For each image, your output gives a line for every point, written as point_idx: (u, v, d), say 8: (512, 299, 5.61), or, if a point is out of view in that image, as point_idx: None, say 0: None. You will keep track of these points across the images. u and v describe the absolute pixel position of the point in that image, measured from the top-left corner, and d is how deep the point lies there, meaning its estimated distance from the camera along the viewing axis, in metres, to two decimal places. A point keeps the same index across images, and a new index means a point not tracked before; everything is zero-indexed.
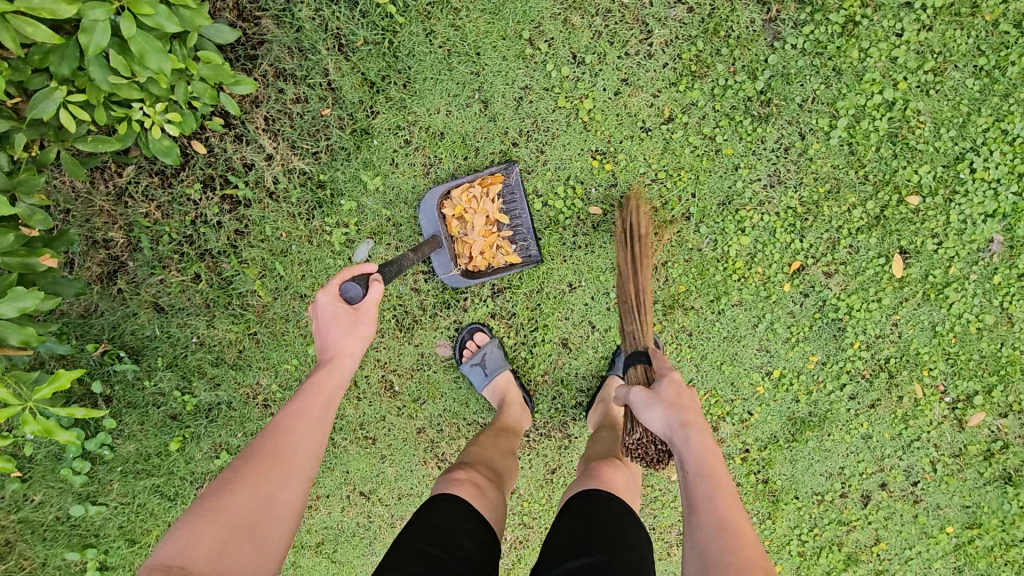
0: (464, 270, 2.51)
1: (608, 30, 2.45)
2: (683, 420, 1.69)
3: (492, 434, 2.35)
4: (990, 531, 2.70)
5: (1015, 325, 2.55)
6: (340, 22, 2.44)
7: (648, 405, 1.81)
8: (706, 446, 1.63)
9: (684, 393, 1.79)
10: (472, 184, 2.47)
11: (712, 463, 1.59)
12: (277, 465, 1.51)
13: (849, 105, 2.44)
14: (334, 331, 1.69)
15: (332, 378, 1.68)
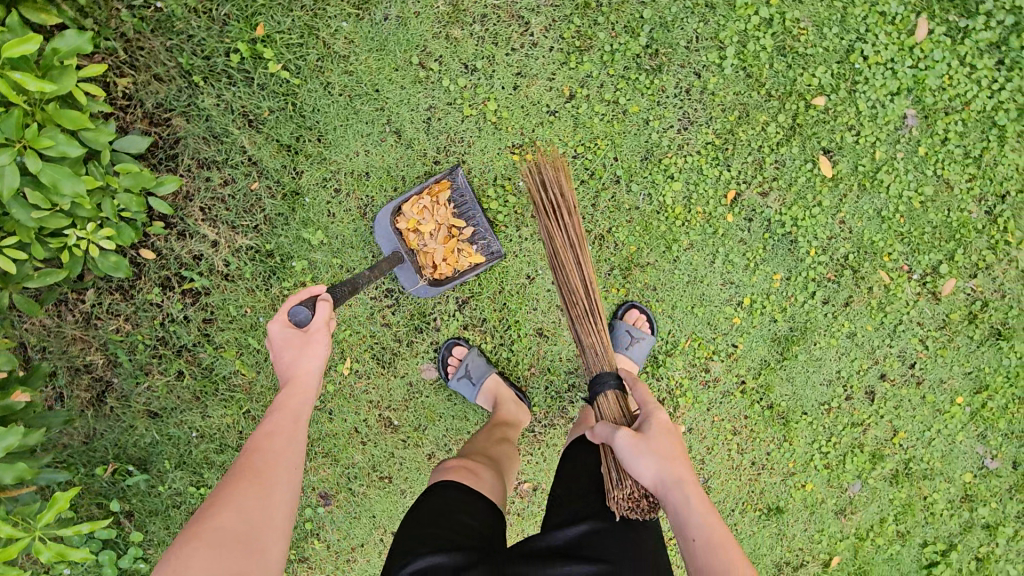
0: (431, 279, 2.53)
1: (489, 33, 2.55)
2: (679, 480, 1.66)
3: (485, 430, 2.49)
4: (998, 389, 2.74)
5: (953, 188, 2.63)
6: (243, 99, 2.54)
7: (637, 458, 1.71)
8: (707, 510, 1.63)
9: (676, 446, 1.73)
10: (420, 195, 2.50)
11: (716, 529, 1.59)
12: (260, 481, 1.52)
13: (731, 34, 2.53)
14: (289, 353, 1.74)
15: (297, 396, 1.71)
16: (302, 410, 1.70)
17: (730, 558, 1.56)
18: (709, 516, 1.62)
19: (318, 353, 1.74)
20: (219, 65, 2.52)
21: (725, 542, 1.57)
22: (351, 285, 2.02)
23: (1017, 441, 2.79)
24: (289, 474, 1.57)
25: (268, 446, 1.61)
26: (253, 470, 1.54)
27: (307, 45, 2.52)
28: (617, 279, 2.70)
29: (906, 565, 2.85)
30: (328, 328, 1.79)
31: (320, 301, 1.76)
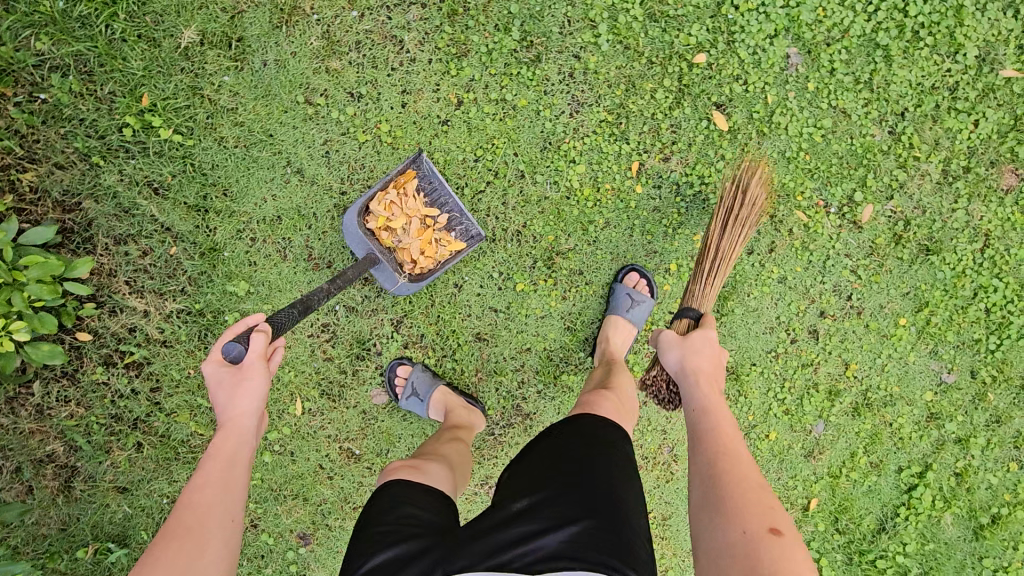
0: (411, 275, 2.52)
1: (367, 58, 2.59)
2: (697, 366, 2.05)
3: (438, 434, 2.46)
4: (938, 304, 2.75)
5: (852, 116, 2.64)
6: (143, 170, 2.58)
7: (668, 347, 2.17)
8: (711, 390, 1.98)
9: (705, 349, 2.11)
10: (386, 189, 2.44)
11: (714, 409, 1.91)
12: (191, 534, 1.56)
13: (600, 11, 2.56)
14: (224, 395, 1.82)
15: (232, 438, 1.79)
16: (238, 455, 1.77)
17: (723, 425, 1.85)
18: (713, 398, 1.95)
19: (253, 392, 1.81)
20: (113, 141, 2.56)
21: (721, 413, 1.89)
22: (301, 305, 2.05)
23: (970, 350, 2.79)
24: (221, 523, 1.62)
25: (201, 495, 1.65)
26: (186, 525, 1.58)
27: (194, 105, 2.56)
28: (543, 270, 2.73)
29: (886, 493, 2.86)
30: (263, 364, 1.84)
31: (251, 332, 1.80)
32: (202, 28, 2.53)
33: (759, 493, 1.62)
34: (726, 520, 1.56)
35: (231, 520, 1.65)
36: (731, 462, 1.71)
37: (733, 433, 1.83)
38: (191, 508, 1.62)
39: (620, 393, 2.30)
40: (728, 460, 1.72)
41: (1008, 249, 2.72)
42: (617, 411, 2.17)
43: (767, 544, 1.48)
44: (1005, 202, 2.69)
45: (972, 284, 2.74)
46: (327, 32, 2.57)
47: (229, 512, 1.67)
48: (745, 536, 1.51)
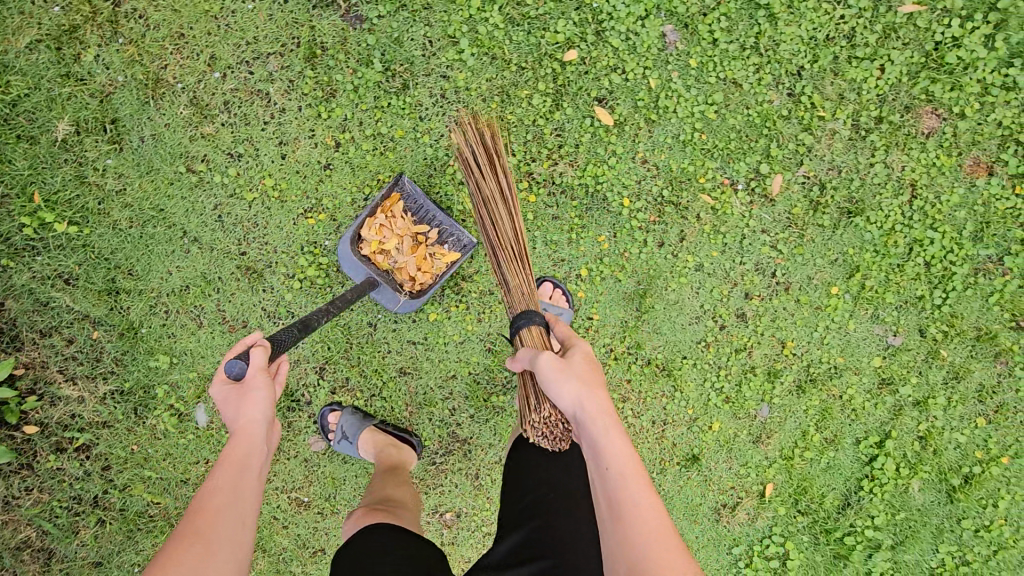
0: (412, 292, 2.45)
1: (239, 116, 2.58)
2: (599, 409, 1.64)
3: (380, 476, 2.43)
4: (870, 266, 2.58)
5: (743, 85, 2.50)
6: (50, 264, 2.64)
7: (558, 381, 1.70)
8: (623, 442, 1.60)
9: (596, 375, 1.72)
10: (374, 214, 2.42)
11: (628, 469, 1.55)
12: (201, 539, 1.42)
13: (459, 26, 2.49)
14: (230, 407, 1.66)
15: (244, 445, 1.62)
16: (250, 462, 1.61)
17: (642, 496, 1.51)
18: (623, 449, 1.58)
19: (259, 402, 1.66)
20: (17, 242, 2.62)
21: (637, 478, 1.53)
22: (301, 322, 1.90)
23: (914, 308, 2.62)
24: (233, 532, 1.47)
25: (210, 505, 1.49)
26: (196, 532, 1.43)
27: (84, 195, 2.61)
28: (453, 298, 2.70)
29: (847, 467, 2.71)
30: (266, 376, 1.69)
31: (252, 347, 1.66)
32: (75, 117, 2.56)
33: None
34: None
35: (245, 525, 1.52)
36: (654, 547, 1.44)
37: (648, 497, 1.52)
38: (201, 517, 1.46)
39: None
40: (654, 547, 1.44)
41: (939, 197, 2.54)
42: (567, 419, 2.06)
43: None
44: (927, 147, 2.51)
45: (905, 240, 2.56)
46: (194, 98, 2.57)
47: (243, 519, 1.52)
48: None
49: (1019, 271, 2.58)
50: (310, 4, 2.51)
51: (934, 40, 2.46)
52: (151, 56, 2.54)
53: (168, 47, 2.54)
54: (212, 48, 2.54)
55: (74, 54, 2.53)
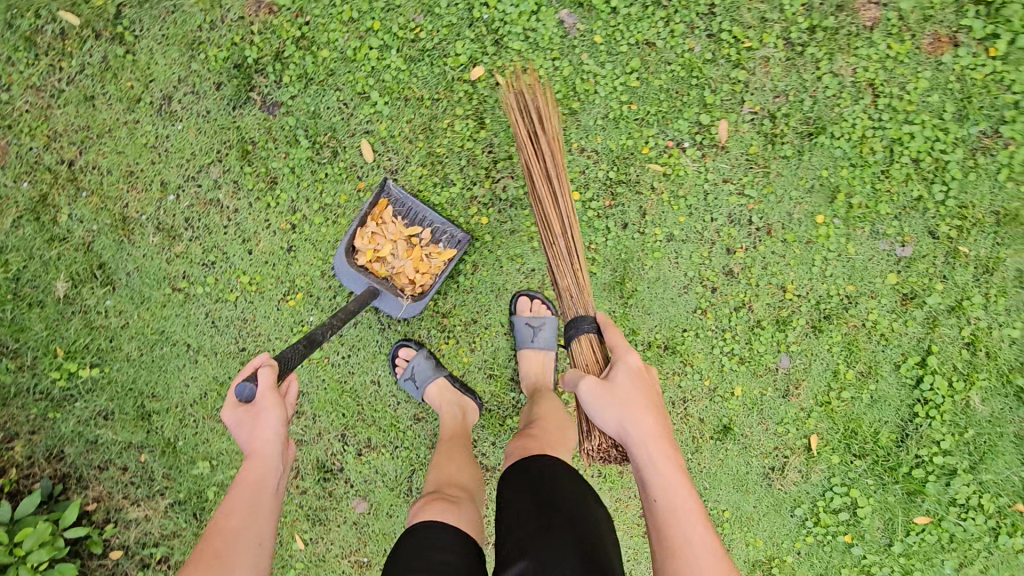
0: (415, 295, 2.47)
1: (201, 227, 2.74)
2: (644, 430, 1.61)
3: (447, 448, 2.29)
4: (851, 182, 2.39)
5: (657, 43, 2.40)
6: (89, 405, 2.90)
7: (601, 407, 1.70)
8: (671, 465, 1.57)
9: (643, 396, 1.67)
10: (364, 223, 2.43)
11: (675, 493, 1.52)
12: (220, 551, 1.56)
13: (366, 81, 2.54)
14: (245, 428, 1.78)
15: (259, 465, 1.74)
16: (266, 482, 1.72)
17: (694, 527, 1.47)
18: (672, 478, 1.54)
19: (273, 420, 1.75)
20: (57, 394, 2.88)
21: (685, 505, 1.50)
22: (306, 338, 1.92)
23: (917, 211, 2.39)
24: (249, 544, 1.61)
25: (228, 520, 1.63)
26: (215, 552, 1.56)
27: (97, 338, 2.85)
28: (440, 335, 2.71)
29: (895, 396, 2.48)
30: (276, 395, 1.77)
31: (258, 368, 1.72)
32: (69, 272, 2.80)
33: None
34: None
35: (261, 538, 1.64)
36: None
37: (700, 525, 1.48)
38: (221, 531, 1.60)
39: (542, 423, 2.07)
40: (705, 574, 1.40)
41: (905, 87, 2.33)
42: (546, 446, 1.87)
43: None
44: (874, 41, 2.33)
45: (882, 143, 2.36)
46: (159, 224, 2.75)
47: (259, 538, 1.64)
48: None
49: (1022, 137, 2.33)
50: (228, 107, 2.64)
51: None
52: (113, 199, 2.75)
53: (123, 186, 2.74)
54: (160, 175, 2.71)
55: (51, 218, 2.77)
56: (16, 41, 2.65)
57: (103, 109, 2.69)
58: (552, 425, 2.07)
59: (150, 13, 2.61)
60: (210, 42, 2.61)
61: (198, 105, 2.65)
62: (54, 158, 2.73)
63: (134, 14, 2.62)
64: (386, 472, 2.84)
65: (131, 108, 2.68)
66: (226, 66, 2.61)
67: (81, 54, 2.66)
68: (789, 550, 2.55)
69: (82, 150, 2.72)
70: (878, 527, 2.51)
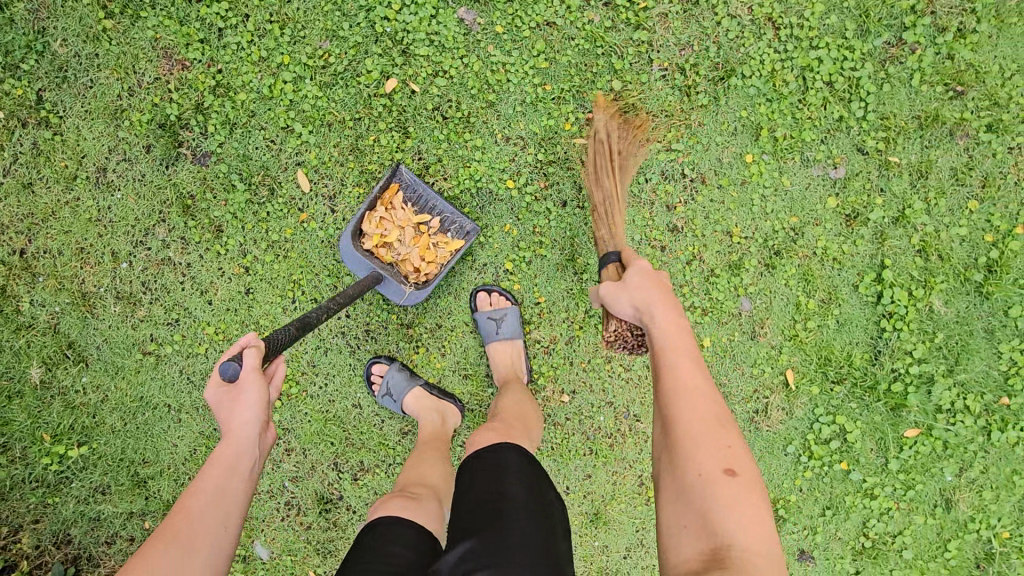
0: (419, 283, 2.47)
1: (159, 287, 2.78)
2: (649, 300, 1.71)
3: (419, 451, 2.37)
4: (772, 117, 2.42)
5: (557, 21, 2.45)
6: (85, 484, 2.92)
7: (615, 292, 1.83)
8: (670, 317, 1.65)
9: (649, 277, 1.79)
10: (373, 207, 2.43)
11: (677, 336, 1.60)
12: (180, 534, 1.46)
13: (287, 114, 2.59)
14: (223, 407, 1.68)
15: (233, 448, 1.65)
16: (241, 464, 1.63)
17: (688, 364, 1.53)
18: (672, 329, 1.62)
19: (252, 402, 1.66)
20: (52, 478, 2.91)
21: (683, 347, 1.57)
22: (301, 322, 1.86)
23: (841, 132, 2.42)
24: (214, 529, 1.51)
25: (194, 502, 1.54)
26: (176, 532, 1.46)
27: (80, 416, 2.88)
28: (410, 346, 2.74)
29: (860, 316, 2.50)
30: (260, 376, 1.68)
31: (244, 350, 1.64)
32: (41, 357, 2.84)
33: (714, 426, 1.40)
34: (677, 465, 1.37)
35: (228, 524, 1.55)
36: (688, 396, 1.45)
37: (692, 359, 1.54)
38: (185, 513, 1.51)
39: (505, 414, 2.15)
40: (688, 393, 1.45)
41: (802, 15, 2.37)
42: (505, 434, 1.93)
43: (722, 488, 1.30)
44: None
45: (793, 73, 2.39)
46: (119, 293, 2.79)
47: (225, 520, 1.55)
48: (698, 480, 1.32)
49: (925, 40, 2.37)
50: (162, 167, 2.69)
51: None
52: (70, 278, 2.79)
53: (77, 264, 2.78)
54: (110, 245, 2.76)
55: (14, 308, 2.81)
56: None
57: (43, 193, 2.73)
58: (516, 419, 2.12)
59: (69, 91, 2.66)
60: (132, 108, 2.66)
61: (133, 171, 2.70)
62: (6, 250, 2.78)
63: (54, 95, 2.67)
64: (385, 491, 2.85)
65: (69, 186, 2.72)
66: (152, 128, 2.66)
67: (11, 144, 2.70)
68: (791, 489, 2.54)
69: (30, 236, 2.77)
70: (872, 448, 2.51)
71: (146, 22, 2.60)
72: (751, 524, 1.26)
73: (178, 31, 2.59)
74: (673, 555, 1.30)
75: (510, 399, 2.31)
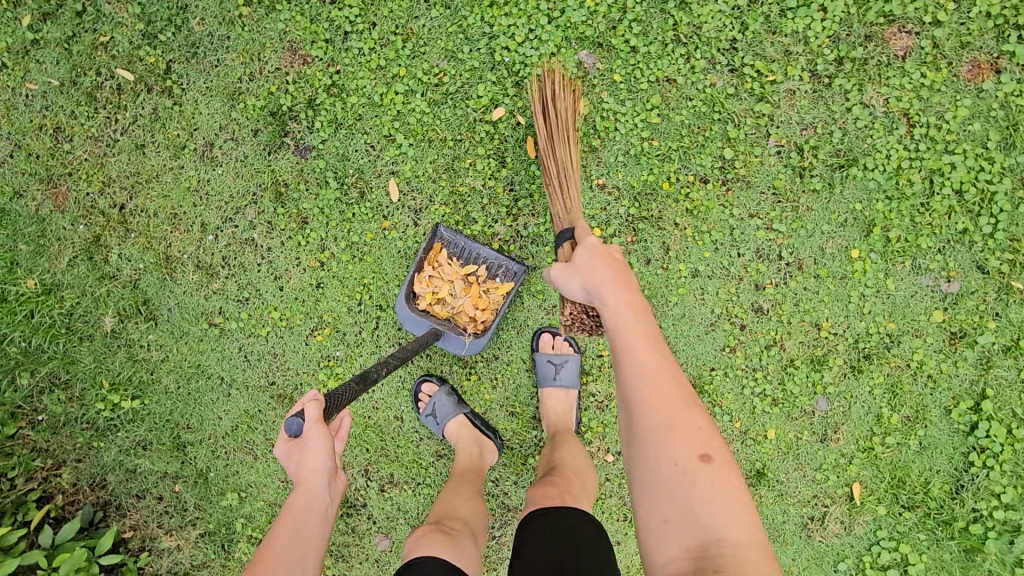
0: (476, 332, 2.50)
1: (237, 265, 2.87)
2: (599, 280, 1.66)
3: (456, 481, 2.32)
4: (888, 216, 2.28)
5: (678, 80, 2.38)
6: (130, 435, 3.02)
7: (565, 275, 1.77)
8: (623, 300, 1.60)
9: (601, 258, 1.72)
10: (421, 268, 2.50)
11: (632, 311, 1.58)
12: None
13: (392, 124, 2.63)
14: (292, 460, 1.76)
15: (305, 499, 1.74)
16: (313, 513, 1.73)
17: (640, 345, 1.52)
18: (624, 308, 1.59)
19: (319, 453, 1.73)
20: (102, 423, 3.02)
21: (637, 327, 1.55)
22: (359, 376, 1.94)
23: (962, 245, 2.25)
24: None
25: (272, 553, 1.63)
26: None
27: (139, 370, 2.99)
28: (463, 371, 2.71)
29: (946, 443, 2.31)
30: (324, 429, 1.74)
31: (305, 404, 1.71)
32: (117, 308, 2.96)
33: (681, 412, 1.41)
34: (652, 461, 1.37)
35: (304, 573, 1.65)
36: (645, 383, 1.45)
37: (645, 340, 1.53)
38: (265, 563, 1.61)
39: (564, 469, 2.06)
40: (646, 377, 1.45)
41: (943, 116, 2.22)
42: (567, 493, 1.86)
43: (700, 475, 1.32)
44: (908, 70, 2.24)
45: (920, 174, 2.25)
46: (199, 263, 2.89)
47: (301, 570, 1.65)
48: (674, 472, 1.34)
49: None
50: (264, 152, 2.77)
51: None
52: (158, 240, 2.91)
53: (168, 228, 2.90)
54: (201, 216, 2.86)
55: (103, 257, 2.95)
56: (78, 96, 2.88)
57: (152, 157, 2.87)
58: (570, 471, 2.05)
59: (195, 67, 2.79)
60: (249, 92, 2.76)
61: (236, 151, 2.80)
62: (107, 202, 2.93)
63: (181, 69, 2.80)
64: (408, 509, 2.82)
65: (176, 155, 2.85)
66: (263, 114, 2.75)
67: (134, 106, 2.86)
68: None
69: (132, 194, 2.91)
70: None
71: (280, 15, 2.70)
72: (728, 510, 1.30)
73: (307, 27, 2.67)
74: (658, 552, 1.33)
75: (567, 450, 2.23)
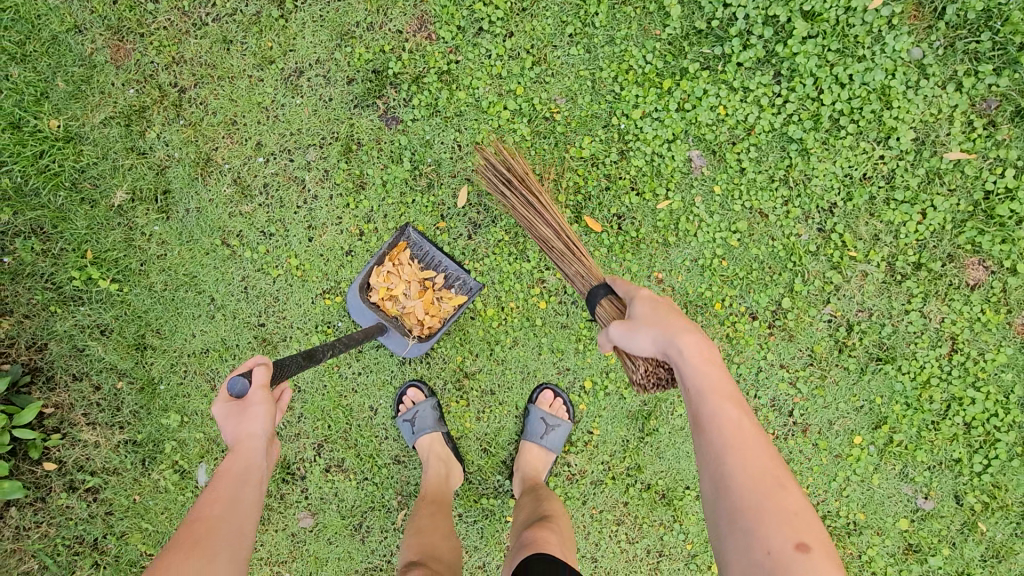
0: (421, 335, 2.50)
1: (275, 198, 2.74)
2: (673, 333, 1.60)
3: (427, 511, 2.31)
4: (900, 420, 2.38)
5: (770, 216, 2.42)
6: (91, 315, 2.82)
7: (631, 331, 1.71)
8: (701, 359, 1.53)
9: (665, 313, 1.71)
10: (381, 262, 2.50)
11: (708, 371, 1.51)
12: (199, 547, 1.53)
13: (487, 135, 2.57)
14: (230, 421, 1.74)
15: (241, 460, 1.74)
16: (250, 475, 1.73)
17: (726, 409, 1.44)
18: (703, 369, 1.52)
19: (260, 416, 1.71)
20: (67, 291, 2.81)
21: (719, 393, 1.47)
22: (307, 351, 1.93)
23: (950, 471, 2.38)
24: (230, 542, 1.59)
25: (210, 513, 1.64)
26: (196, 539, 1.55)
27: (130, 255, 2.80)
28: (454, 393, 2.66)
29: None
30: (266, 394, 1.73)
31: (253, 367, 1.68)
32: (133, 186, 2.77)
33: (772, 485, 1.31)
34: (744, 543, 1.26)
35: (241, 533, 1.64)
36: (741, 463, 1.34)
37: (737, 413, 1.44)
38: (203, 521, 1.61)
39: (550, 521, 2.09)
40: (741, 454, 1.35)
41: (984, 353, 2.34)
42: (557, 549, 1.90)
43: (798, 564, 1.18)
44: (971, 300, 2.35)
45: (942, 395, 2.36)
46: (238, 178, 2.75)
47: (243, 531, 1.65)
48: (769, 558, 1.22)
49: None
50: (351, 104, 2.66)
51: (985, 189, 2.32)
52: (205, 139, 2.75)
53: (221, 131, 2.74)
54: (260, 135, 2.72)
55: (140, 130, 2.76)
56: None
57: (234, 56, 2.71)
58: (556, 523, 2.09)
59: None
60: (360, 40, 2.65)
61: (324, 90, 2.68)
62: (168, 79, 2.74)
63: None
64: (344, 499, 2.74)
65: (260, 66, 2.70)
66: (365, 67, 2.65)
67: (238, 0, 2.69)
68: None
69: (198, 83, 2.74)
70: None
71: None
72: None
73: (445, 6, 2.58)
74: None
75: (546, 502, 2.27)
